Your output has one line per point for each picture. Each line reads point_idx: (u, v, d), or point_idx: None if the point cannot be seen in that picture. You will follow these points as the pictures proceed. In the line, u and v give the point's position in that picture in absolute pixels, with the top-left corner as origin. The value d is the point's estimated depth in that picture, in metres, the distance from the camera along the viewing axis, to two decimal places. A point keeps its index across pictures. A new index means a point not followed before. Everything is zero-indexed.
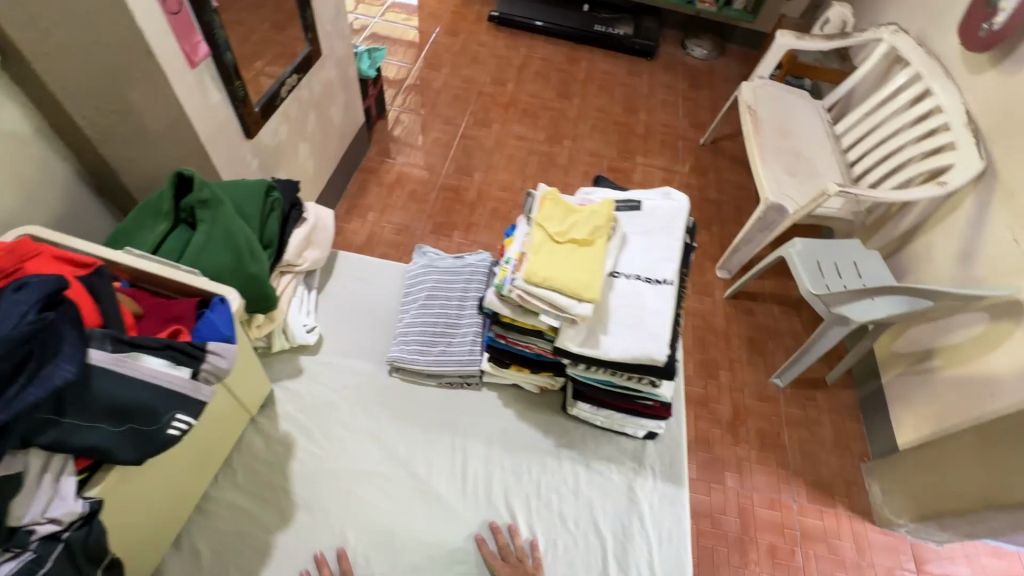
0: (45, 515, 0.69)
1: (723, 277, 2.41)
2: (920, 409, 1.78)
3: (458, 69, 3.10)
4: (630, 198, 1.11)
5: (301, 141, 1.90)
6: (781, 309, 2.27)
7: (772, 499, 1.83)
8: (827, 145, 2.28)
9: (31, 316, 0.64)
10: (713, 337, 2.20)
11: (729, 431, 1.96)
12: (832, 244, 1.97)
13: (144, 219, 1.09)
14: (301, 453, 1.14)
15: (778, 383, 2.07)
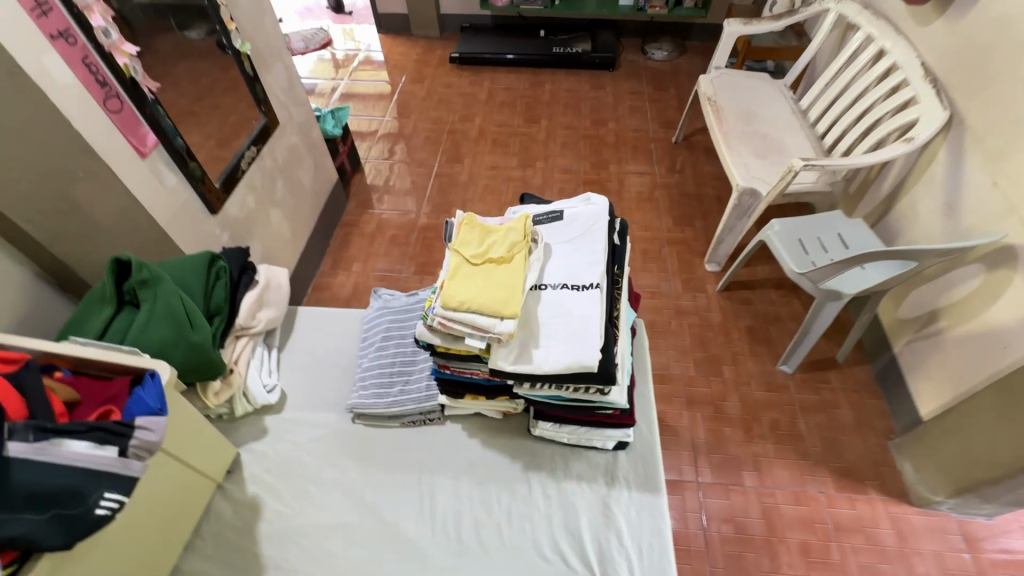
0: None
1: (714, 270, 2.29)
2: (937, 376, 1.65)
3: (426, 113, 3.20)
4: (552, 210, 1.14)
5: (274, 207, 1.94)
6: (778, 293, 2.19)
7: (797, 493, 1.68)
8: (793, 122, 2.23)
9: None
10: (712, 332, 2.09)
11: (742, 428, 1.82)
12: (810, 219, 1.91)
13: (92, 307, 1.15)
14: (269, 513, 1.14)
15: (786, 369, 1.95)
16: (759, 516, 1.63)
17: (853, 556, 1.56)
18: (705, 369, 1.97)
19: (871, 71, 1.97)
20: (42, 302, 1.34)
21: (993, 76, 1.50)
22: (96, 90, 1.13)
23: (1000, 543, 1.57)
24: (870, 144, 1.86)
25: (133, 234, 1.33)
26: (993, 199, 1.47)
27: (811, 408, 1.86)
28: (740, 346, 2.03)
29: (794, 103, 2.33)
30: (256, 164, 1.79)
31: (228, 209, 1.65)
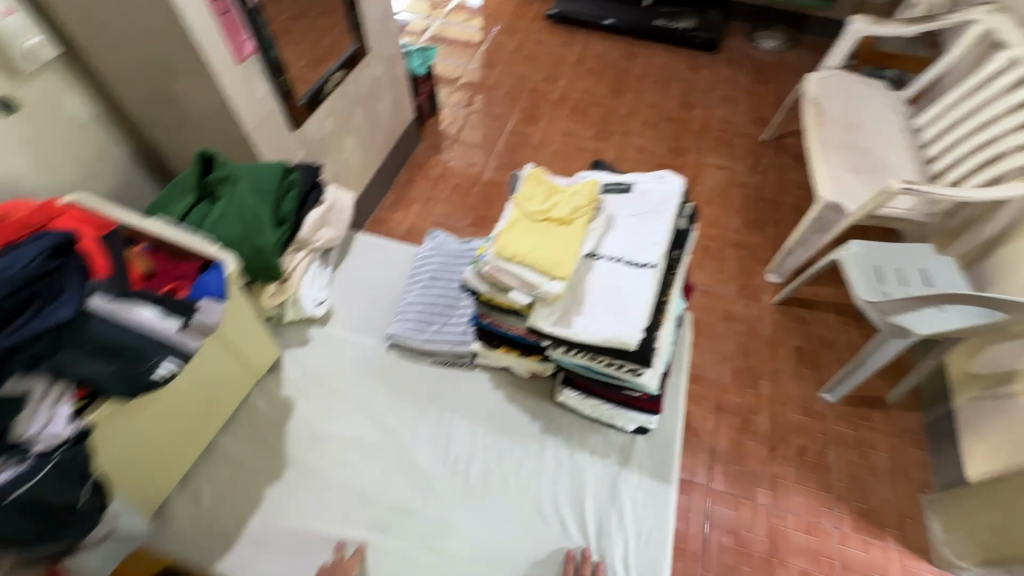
0: (42, 433, 0.76)
1: (774, 281, 2.18)
2: (991, 440, 1.52)
3: (512, 68, 3.13)
4: (623, 181, 1.10)
5: (350, 135, 1.99)
6: (839, 320, 2.05)
7: (809, 522, 1.63)
8: (902, 141, 2.04)
9: (37, 262, 0.76)
10: (758, 345, 2.00)
11: (767, 445, 1.76)
12: (895, 248, 1.76)
13: (174, 193, 1.23)
14: (298, 414, 1.21)
15: (829, 398, 1.85)
16: (764, 534, 1.60)
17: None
18: (743, 380, 1.91)
19: (1009, 97, 1.74)
20: (134, 184, 1.46)
21: None
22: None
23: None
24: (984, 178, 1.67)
25: (217, 137, 1.40)
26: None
27: (846, 443, 1.77)
28: (784, 365, 1.94)
29: (907, 120, 2.12)
30: (339, 90, 1.83)
31: (307, 129, 1.72)
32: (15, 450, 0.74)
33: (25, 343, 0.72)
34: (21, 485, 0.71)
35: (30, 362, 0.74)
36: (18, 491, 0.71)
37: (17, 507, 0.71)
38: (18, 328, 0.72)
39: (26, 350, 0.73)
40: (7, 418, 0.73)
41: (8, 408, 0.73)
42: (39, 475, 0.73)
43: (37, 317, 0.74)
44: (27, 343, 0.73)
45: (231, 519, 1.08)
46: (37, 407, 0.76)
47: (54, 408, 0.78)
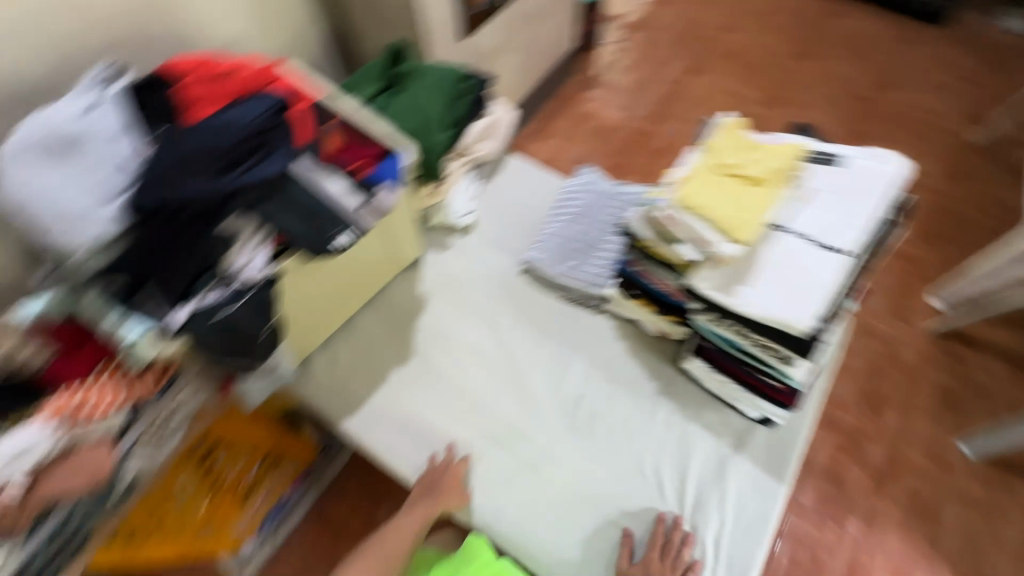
0: (246, 267, 0.85)
1: (938, 306, 1.78)
2: None
3: (688, 7, 2.68)
4: (828, 151, 0.97)
5: (508, 53, 1.92)
6: (1008, 372, 1.67)
7: (900, 569, 1.46)
8: None
9: (265, 118, 0.87)
10: (895, 371, 1.70)
11: (874, 478, 1.56)
12: None
13: (363, 80, 1.31)
14: (430, 312, 1.29)
15: (966, 451, 1.58)
16: (843, 565, 1.47)
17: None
18: (865, 402, 1.66)
19: None
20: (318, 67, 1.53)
21: None
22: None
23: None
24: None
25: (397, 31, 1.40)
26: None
27: (973, 505, 1.52)
28: (920, 402, 1.65)
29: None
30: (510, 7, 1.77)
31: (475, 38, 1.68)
32: (225, 276, 0.84)
33: (246, 189, 0.83)
34: (228, 306, 0.83)
35: (247, 206, 0.85)
36: (220, 312, 0.82)
37: (218, 326, 0.81)
38: (243, 174, 0.83)
39: (245, 195, 0.84)
40: (222, 248, 0.83)
41: (223, 239, 0.83)
42: (240, 302, 0.83)
43: (256, 168, 0.84)
44: (247, 188, 0.83)
45: (360, 387, 1.20)
46: (242, 244, 0.86)
47: (255, 249, 0.87)
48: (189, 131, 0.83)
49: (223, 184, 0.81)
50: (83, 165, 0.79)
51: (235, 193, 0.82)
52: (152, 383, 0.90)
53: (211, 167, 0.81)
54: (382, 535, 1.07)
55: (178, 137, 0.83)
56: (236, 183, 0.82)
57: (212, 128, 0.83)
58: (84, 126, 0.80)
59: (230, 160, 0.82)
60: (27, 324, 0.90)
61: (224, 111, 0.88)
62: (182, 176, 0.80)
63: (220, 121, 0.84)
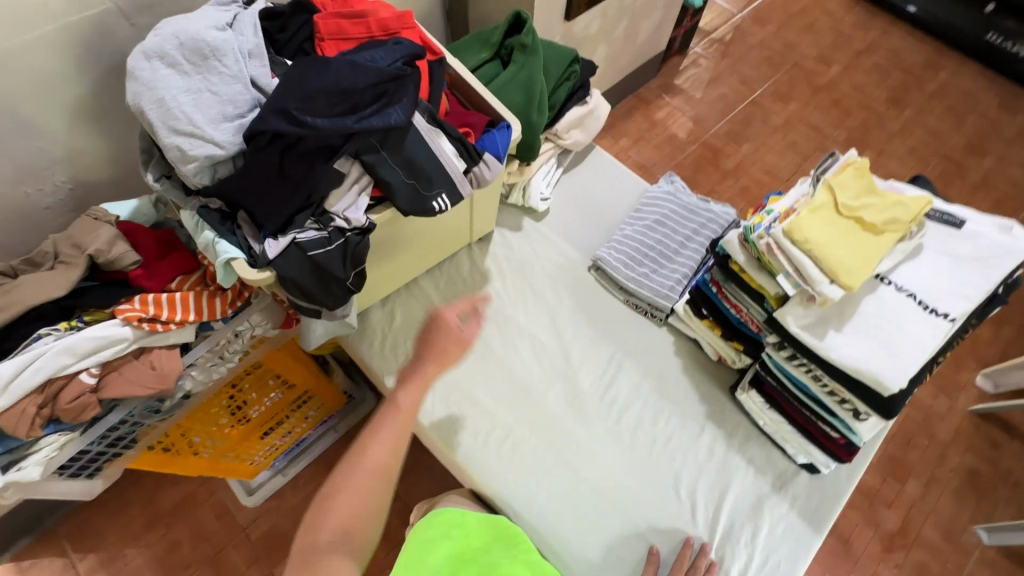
0: (344, 212, 0.86)
1: (983, 384, 1.68)
2: None
3: (786, 30, 2.53)
4: (951, 212, 0.92)
5: (603, 43, 1.85)
6: None
7: None
8: None
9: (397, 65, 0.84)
10: (925, 442, 1.62)
11: (882, 542, 1.50)
12: None
13: (474, 45, 1.27)
14: (491, 290, 1.28)
15: (982, 536, 1.50)
16: None
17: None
18: (889, 466, 1.58)
19: None
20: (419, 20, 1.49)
21: None
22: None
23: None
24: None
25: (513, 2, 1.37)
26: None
27: None
28: (948, 477, 1.57)
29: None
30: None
31: (575, 25, 1.64)
32: (322, 217, 0.85)
33: (364, 133, 0.82)
34: (322, 246, 0.84)
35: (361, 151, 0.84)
36: (319, 249, 0.83)
37: (312, 262, 0.83)
38: (364, 118, 0.81)
39: (362, 139, 0.83)
40: (327, 188, 0.84)
41: (331, 179, 0.84)
42: (333, 245, 0.84)
43: (379, 113, 0.82)
44: (366, 133, 0.82)
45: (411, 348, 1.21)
46: (348, 184, 0.86)
47: (360, 193, 0.87)
48: (320, 63, 0.81)
49: (345, 126, 0.80)
50: (210, 78, 0.80)
51: (354, 136, 0.81)
52: (221, 308, 0.94)
53: (337, 107, 0.80)
54: (367, 446, 0.81)
55: (309, 68, 0.81)
56: (357, 126, 0.80)
57: (343, 65, 0.81)
58: (219, 40, 0.80)
59: (355, 101, 0.81)
60: (113, 223, 0.94)
61: (356, 51, 0.85)
62: (308, 110, 0.79)
63: (352, 60, 0.81)
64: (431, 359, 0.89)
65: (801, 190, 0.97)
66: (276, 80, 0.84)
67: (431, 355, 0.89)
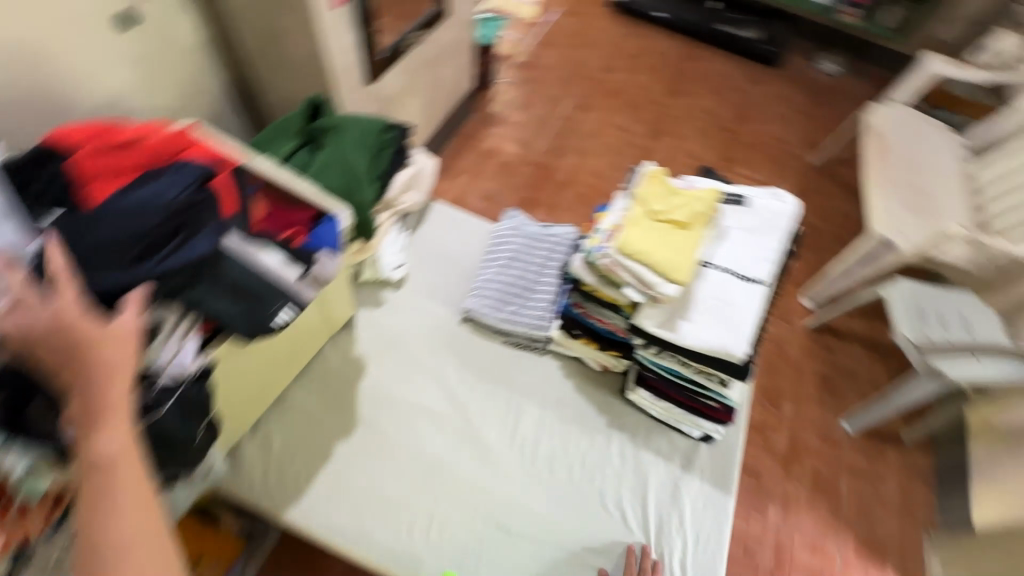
0: (168, 365, 0.75)
1: (807, 305, 2.01)
2: (1001, 489, 1.46)
3: (570, 49, 2.83)
4: (736, 193, 1.10)
5: (414, 96, 1.86)
6: (867, 354, 1.90)
7: (814, 542, 1.56)
8: (958, 187, 1.83)
9: (185, 193, 0.78)
10: (784, 366, 1.86)
11: (782, 464, 1.67)
12: (943, 292, 1.60)
13: (277, 134, 1.23)
14: (371, 376, 1.22)
15: (848, 428, 1.75)
16: (771, 548, 1.54)
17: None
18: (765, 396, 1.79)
19: None
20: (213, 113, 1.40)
21: None
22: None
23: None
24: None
25: (308, 82, 1.35)
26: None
27: (858, 470, 1.68)
28: (809, 389, 1.82)
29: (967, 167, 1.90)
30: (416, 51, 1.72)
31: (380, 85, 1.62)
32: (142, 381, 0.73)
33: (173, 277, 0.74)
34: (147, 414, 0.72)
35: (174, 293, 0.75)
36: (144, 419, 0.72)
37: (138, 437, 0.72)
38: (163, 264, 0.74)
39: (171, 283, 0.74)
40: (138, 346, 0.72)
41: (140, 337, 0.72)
42: (163, 407, 0.74)
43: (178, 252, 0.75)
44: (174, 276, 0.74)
45: (301, 467, 1.10)
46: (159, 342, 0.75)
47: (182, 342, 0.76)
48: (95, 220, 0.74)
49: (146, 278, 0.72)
50: None
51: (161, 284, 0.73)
52: (41, 520, 0.74)
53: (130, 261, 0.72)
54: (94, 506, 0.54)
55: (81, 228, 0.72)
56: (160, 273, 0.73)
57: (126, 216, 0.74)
58: None
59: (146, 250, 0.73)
60: None
61: (134, 191, 0.78)
62: (91, 273, 0.69)
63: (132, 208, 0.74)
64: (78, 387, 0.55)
65: (622, 204, 1.08)
66: (34, 244, 0.70)
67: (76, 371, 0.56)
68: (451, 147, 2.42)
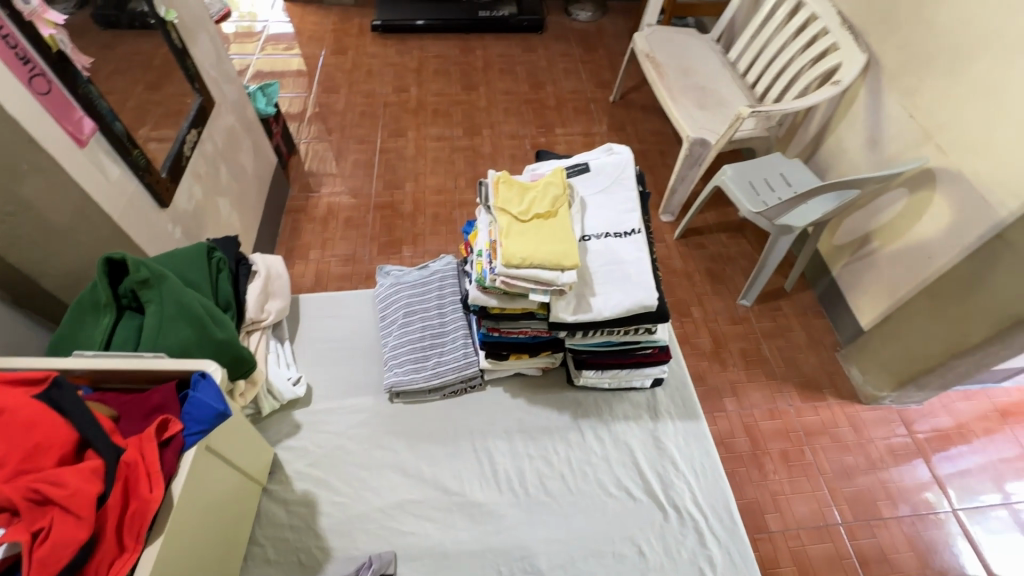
0: None
1: (668, 220, 2.20)
2: (871, 290, 1.71)
3: (356, 86, 2.76)
4: (577, 162, 1.14)
5: (220, 196, 1.66)
6: (728, 236, 2.14)
7: (770, 410, 1.69)
8: (725, 75, 2.10)
9: None
10: (676, 279, 2.01)
11: (716, 360, 1.79)
12: (758, 161, 1.84)
13: (84, 317, 1.00)
14: (326, 506, 1.09)
15: (746, 303, 1.93)
16: (743, 434, 1.63)
17: (823, 454, 1.60)
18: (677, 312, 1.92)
19: (789, 24, 1.91)
20: None
21: (904, 17, 1.51)
22: (17, 67, 0.94)
23: (961, 437, 1.63)
24: (795, 92, 1.83)
25: (91, 239, 1.14)
26: (910, 130, 1.52)
27: (771, 333, 1.86)
28: (704, 288, 1.98)
29: (722, 56, 2.18)
30: (198, 150, 1.53)
31: (176, 202, 1.41)
32: None
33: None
34: None
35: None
36: None
37: None
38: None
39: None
40: None
41: None
42: None
43: None
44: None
45: None
46: None
47: None
48: None
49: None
50: None
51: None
52: None
53: None
54: None
55: None
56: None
57: None
58: None
59: None
60: None
61: None
62: None
63: None
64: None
65: (485, 220, 1.08)
66: None
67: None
68: (285, 228, 2.22)
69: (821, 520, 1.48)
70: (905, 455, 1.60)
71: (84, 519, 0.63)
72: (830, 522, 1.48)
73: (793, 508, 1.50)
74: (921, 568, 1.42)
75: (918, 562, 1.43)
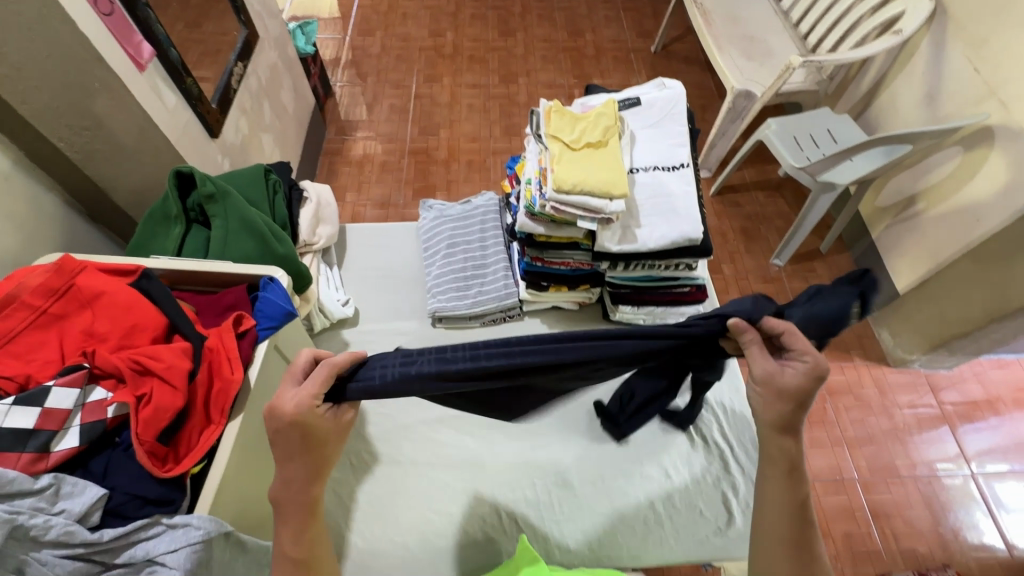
0: (72, 515, 0.63)
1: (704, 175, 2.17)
2: (909, 251, 1.66)
3: (392, 29, 2.72)
4: (628, 96, 1.15)
5: (264, 132, 1.70)
6: (766, 194, 2.10)
7: None
8: (776, 24, 2.01)
9: None
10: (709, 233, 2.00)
11: None
12: (807, 116, 1.79)
13: (155, 228, 1.07)
14: (374, 418, 1.18)
15: (778, 263, 1.91)
16: None
17: (846, 414, 1.62)
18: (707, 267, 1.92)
19: None
20: (66, 236, 1.19)
21: None
22: None
23: (990, 407, 1.64)
24: (851, 42, 1.74)
25: (155, 161, 1.20)
26: (973, 85, 1.45)
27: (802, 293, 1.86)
28: (736, 246, 1.97)
29: (775, 3, 2.08)
30: (244, 84, 1.56)
31: (225, 134, 1.45)
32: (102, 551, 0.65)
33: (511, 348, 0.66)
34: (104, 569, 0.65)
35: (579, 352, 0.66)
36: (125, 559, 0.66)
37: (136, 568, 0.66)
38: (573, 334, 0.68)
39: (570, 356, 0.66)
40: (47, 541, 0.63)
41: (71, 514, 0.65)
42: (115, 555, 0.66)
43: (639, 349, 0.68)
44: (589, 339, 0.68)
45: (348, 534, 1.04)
46: (69, 510, 0.64)
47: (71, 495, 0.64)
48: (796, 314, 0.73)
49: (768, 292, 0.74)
50: None
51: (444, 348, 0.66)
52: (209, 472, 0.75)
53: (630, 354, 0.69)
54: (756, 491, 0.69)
55: None
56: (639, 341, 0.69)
57: None
58: None
59: None
60: None
61: None
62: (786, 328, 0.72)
63: None
64: (300, 460, 0.63)
65: (534, 149, 1.10)
66: None
67: (301, 457, 0.63)
68: (321, 170, 2.26)
69: (838, 474, 1.53)
70: (929, 418, 1.62)
71: (179, 389, 0.71)
72: (846, 476, 1.52)
73: (810, 461, 1.54)
74: (934, 524, 1.46)
75: (932, 518, 1.47)
